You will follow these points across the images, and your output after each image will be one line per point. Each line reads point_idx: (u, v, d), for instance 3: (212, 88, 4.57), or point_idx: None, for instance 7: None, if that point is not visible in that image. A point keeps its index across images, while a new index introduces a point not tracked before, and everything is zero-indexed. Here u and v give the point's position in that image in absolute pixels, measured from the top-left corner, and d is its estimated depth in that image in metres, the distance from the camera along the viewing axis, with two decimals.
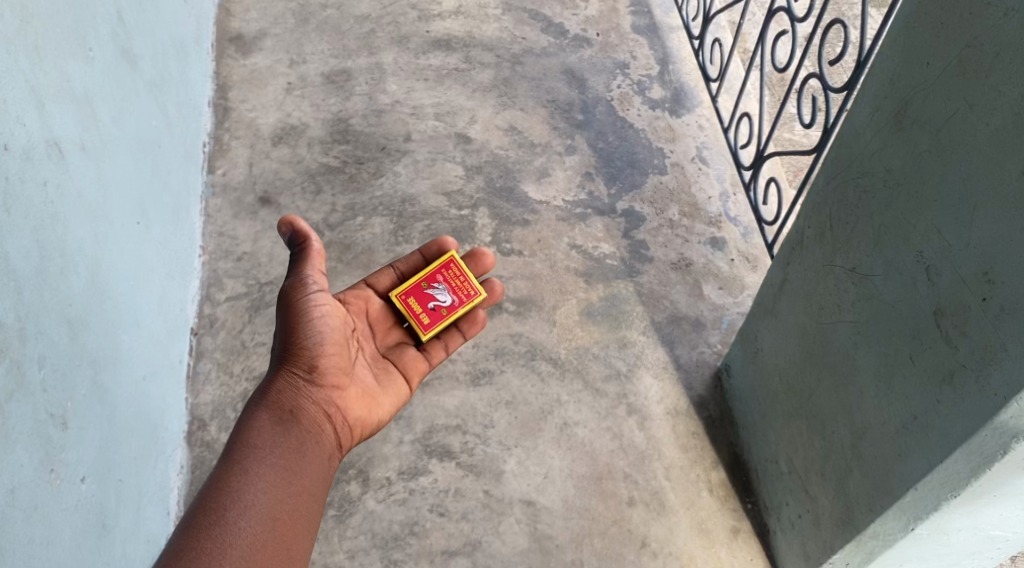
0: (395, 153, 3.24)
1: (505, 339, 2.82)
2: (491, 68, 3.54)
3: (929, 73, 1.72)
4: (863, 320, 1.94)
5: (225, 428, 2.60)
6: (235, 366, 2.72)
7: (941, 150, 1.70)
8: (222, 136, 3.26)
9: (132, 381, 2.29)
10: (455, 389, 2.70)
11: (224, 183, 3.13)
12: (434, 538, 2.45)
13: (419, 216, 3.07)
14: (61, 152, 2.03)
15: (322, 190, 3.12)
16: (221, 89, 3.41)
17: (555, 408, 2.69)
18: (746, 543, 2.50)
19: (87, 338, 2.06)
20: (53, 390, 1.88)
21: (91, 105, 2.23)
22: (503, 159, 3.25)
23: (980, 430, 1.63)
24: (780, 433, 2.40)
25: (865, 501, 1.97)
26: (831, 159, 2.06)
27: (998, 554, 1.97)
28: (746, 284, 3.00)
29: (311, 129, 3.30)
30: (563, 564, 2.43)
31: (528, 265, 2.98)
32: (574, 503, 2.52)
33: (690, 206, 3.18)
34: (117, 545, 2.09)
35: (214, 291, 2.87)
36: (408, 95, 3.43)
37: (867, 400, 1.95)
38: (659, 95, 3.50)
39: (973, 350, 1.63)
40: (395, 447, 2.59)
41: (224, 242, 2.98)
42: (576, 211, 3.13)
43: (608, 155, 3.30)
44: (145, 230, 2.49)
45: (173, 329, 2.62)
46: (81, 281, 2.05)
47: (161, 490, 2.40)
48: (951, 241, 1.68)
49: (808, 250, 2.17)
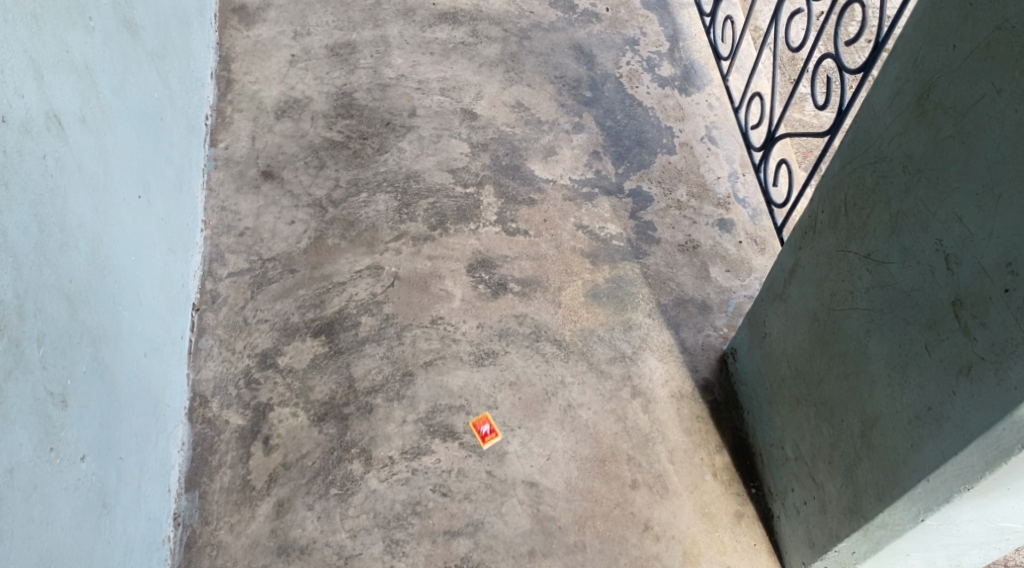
0: (400, 128, 3.20)
1: (509, 319, 2.79)
2: (498, 43, 3.49)
3: (955, 56, 1.68)
4: (877, 307, 1.92)
5: (227, 405, 2.58)
6: (237, 343, 2.69)
7: (965, 136, 1.66)
8: (225, 109, 3.21)
9: (133, 358, 2.26)
10: (459, 369, 2.69)
11: (226, 157, 3.09)
12: (436, 518, 2.44)
13: (424, 193, 3.03)
14: (61, 124, 1.99)
15: (326, 165, 3.08)
16: (224, 60, 3.35)
17: (559, 390, 2.67)
18: (750, 528, 2.48)
19: (88, 314, 2.03)
20: (53, 367, 1.86)
21: (92, 77, 2.19)
22: (509, 137, 3.21)
23: (997, 424, 1.61)
24: (787, 418, 2.38)
25: (874, 490, 1.96)
26: (848, 142, 2.02)
27: (1006, 544, 1.97)
28: (754, 267, 2.97)
29: (314, 103, 3.25)
30: (565, 546, 2.42)
31: (533, 245, 2.95)
32: (577, 485, 2.51)
33: (699, 187, 3.14)
34: (117, 524, 2.08)
35: (216, 267, 2.84)
36: (414, 69, 3.37)
37: (879, 389, 1.93)
38: (669, 72, 3.45)
39: (993, 342, 1.61)
40: (398, 427, 2.57)
41: (226, 217, 2.94)
42: (583, 190, 3.10)
43: (616, 133, 3.26)
44: (146, 204, 2.46)
45: (175, 305, 2.60)
46: (81, 257, 2.02)
47: (162, 467, 2.38)
48: (973, 230, 1.65)
49: (821, 235, 2.14)
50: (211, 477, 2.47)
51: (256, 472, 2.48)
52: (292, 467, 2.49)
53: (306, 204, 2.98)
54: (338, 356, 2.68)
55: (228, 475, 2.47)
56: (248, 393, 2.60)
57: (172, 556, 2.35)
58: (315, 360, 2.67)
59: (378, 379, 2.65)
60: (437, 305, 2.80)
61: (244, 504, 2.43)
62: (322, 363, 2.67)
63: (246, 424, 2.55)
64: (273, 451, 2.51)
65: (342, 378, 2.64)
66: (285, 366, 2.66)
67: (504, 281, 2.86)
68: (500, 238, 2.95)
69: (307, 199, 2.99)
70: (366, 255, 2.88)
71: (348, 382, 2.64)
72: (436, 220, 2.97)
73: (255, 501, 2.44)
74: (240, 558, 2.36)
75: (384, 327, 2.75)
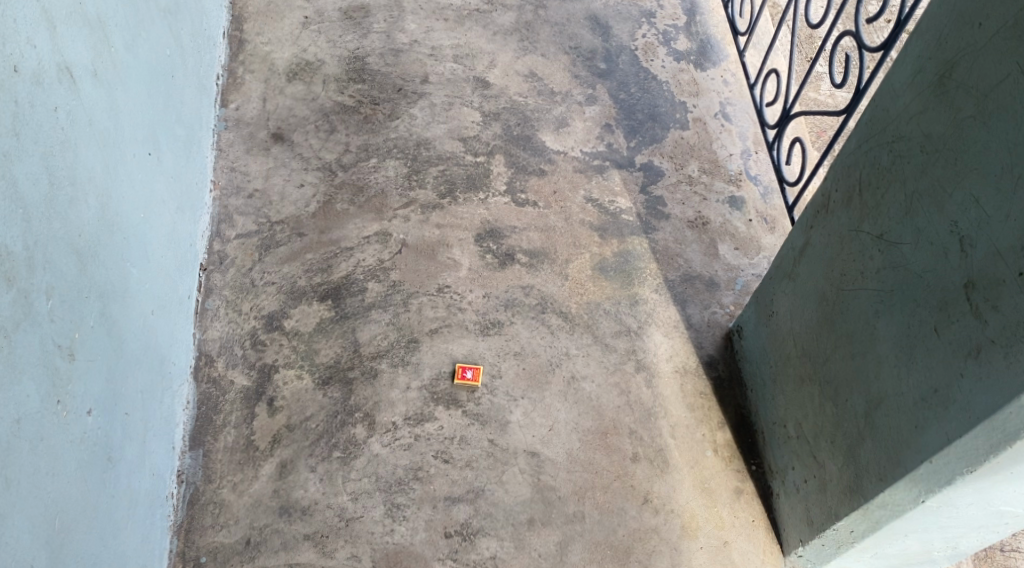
0: (412, 95, 3.17)
1: (516, 290, 2.79)
2: (513, 11, 3.45)
3: (981, 34, 1.66)
4: (887, 288, 1.91)
5: (232, 365, 2.59)
6: (243, 304, 2.69)
7: (986, 117, 1.65)
8: (236, 69, 3.19)
9: (140, 315, 2.26)
10: (463, 338, 2.69)
11: (237, 118, 3.07)
12: (437, 484, 2.45)
13: (434, 161, 3.02)
14: (72, 76, 1.97)
15: (336, 130, 3.06)
16: (237, 20, 3.33)
17: (563, 361, 2.67)
18: (749, 504, 2.49)
19: (96, 269, 2.03)
20: (61, 321, 1.86)
21: (104, 31, 2.17)
22: (521, 107, 3.18)
23: (1004, 407, 1.61)
24: (790, 397, 2.39)
25: (876, 471, 1.97)
26: (865, 121, 2.00)
27: (1004, 528, 1.98)
28: (763, 245, 2.96)
29: (326, 66, 3.22)
30: (564, 516, 2.43)
31: (542, 217, 2.93)
32: (578, 456, 2.52)
33: (710, 163, 3.12)
34: (122, 478, 2.10)
35: (225, 228, 2.83)
36: (427, 35, 3.34)
37: (885, 370, 1.93)
38: (685, 46, 3.41)
39: (1004, 326, 1.61)
40: (402, 393, 2.58)
41: (236, 178, 2.93)
42: (594, 162, 3.08)
43: (630, 107, 3.23)
44: (156, 161, 2.45)
45: (182, 264, 2.60)
46: (90, 212, 2.02)
47: (167, 424, 2.39)
48: (990, 212, 1.64)
49: (833, 214, 2.12)
50: (215, 437, 2.49)
51: (259, 433, 2.49)
52: (296, 429, 2.50)
53: (315, 167, 2.97)
54: (344, 321, 2.69)
55: (232, 435, 2.49)
56: (253, 354, 2.61)
57: (175, 512, 2.37)
58: (321, 324, 2.68)
59: (383, 345, 2.65)
60: (444, 274, 2.80)
61: (247, 464, 2.45)
62: (327, 327, 2.67)
63: (251, 385, 2.56)
64: (277, 412, 2.52)
65: (348, 343, 2.65)
66: (290, 329, 2.66)
67: (512, 252, 2.86)
68: (509, 209, 2.94)
69: (316, 162, 2.98)
70: (375, 221, 2.87)
71: (353, 346, 2.64)
72: (445, 188, 2.96)
73: (258, 461, 2.45)
74: (242, 516, 2.38)
75: (391, 294, 2.75)
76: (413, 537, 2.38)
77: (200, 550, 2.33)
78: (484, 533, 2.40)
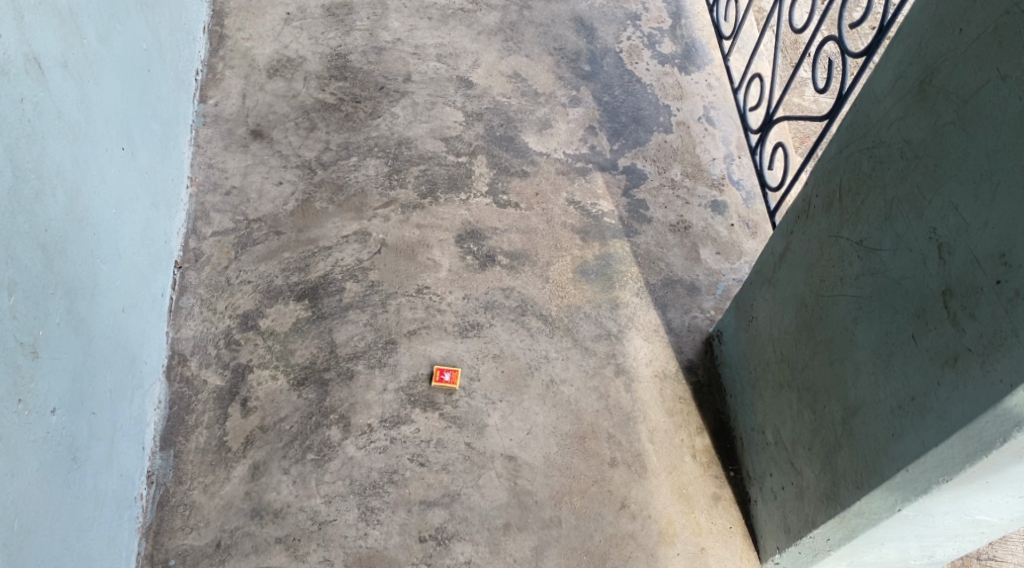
0: (394, 93, 3.14)
1: (496, 292, 2.76)
2: (498, 11, 3.43)
3: (962, 40, 1.65)
4: (866, 295, 1.90)
5: (206, 364, 2.55)
6: (219, 304, 2.65)
7: (964, 123, 1.64)
8: (217, 65, 3.15)
9: (111, 314, 2.22)
10: (442, 339, 2.66)
11: (216, 114, 3.03)
12: (413, 488, 2.42)
13: (415, 160, 2.99)
14: (40, 67, 1.93)
15: (317, 127, 3.03)
16: (218, 16, 3.29)
17: (543, 364, 2.64)
18: (727, 510, 2.48)
19: (63, 265, 1.99)
20: (25, 317, 1.82)
21: (77, 23, 2.13)
22: (505, 107, 3.16)
23: (981, 416, 1.60)
24: (769, 403, 2.37)
25: (853, 479, 1.95)
26: (846, 126, 1.99)
27: (981, 537, 1.96)
28: (745, 250, 2.95)
29: (308, 63, 3.19)
30: (540, 521, 2.41)
31: (524, 219, 2.91)
32: (556, 460, 2.49)
33: (694, 167, 3.10)
34: (88, 477, 2.06)
35: (201, 225, 2.79)
36: (411, 34, 3.31)
37: (864, 378, 1.91)
38: (670, 50, 3.40)
39: (981, 334, 1.60)
40: (378, 395, 2.55)
41: (213, 175, 2.90)
42: (577, 164, 3.06)
43: (613, 109, 3.21)
44: (131, 156, 2.41)
45: (156, 262, 2.56)
46: (58, 206, 1.98)
47: (137, 423, 2.35)
48: (969, 219, 1.63)
49: (814, 219, 2.11)
50: (187, 437, 2.44)
51: (232, 434, 2.45)
52: (270, 430, 2.47)
53: (294, 165, 2.93)
54: (320, 321, 2.65)
55: (204, 435, 2.45)
56: (227, 353, 2.57)
57: (144, 513, 2.33)
58: (297, 324, 2.64)
59: (361, 346, 2.62)
60: (423, 275, 2.77)
61: (219, 465, 2.41)
62: (304, 326, 2.64)
63: (224, 385, 2.52)
64: (251, 413, 2.49)
65: (324, 343, 2.61)
66: (266, 329, 2.62)
67: (492, 253, 2.83)
68: (490, 210, 2.91)
69: (296, 160, 2.95)
70: (354, 220, 2.84)
71: (330, 347, 2.61)
72: (427, 188, 2.94)
73: (230, 463, 2.41)
74: (214, 518, 2.34)
75: (368, 294, 2.71)
76: (387, 542, 2.35)
77: (168, 552, 2.29)
78: (459, 538, 2.37)
